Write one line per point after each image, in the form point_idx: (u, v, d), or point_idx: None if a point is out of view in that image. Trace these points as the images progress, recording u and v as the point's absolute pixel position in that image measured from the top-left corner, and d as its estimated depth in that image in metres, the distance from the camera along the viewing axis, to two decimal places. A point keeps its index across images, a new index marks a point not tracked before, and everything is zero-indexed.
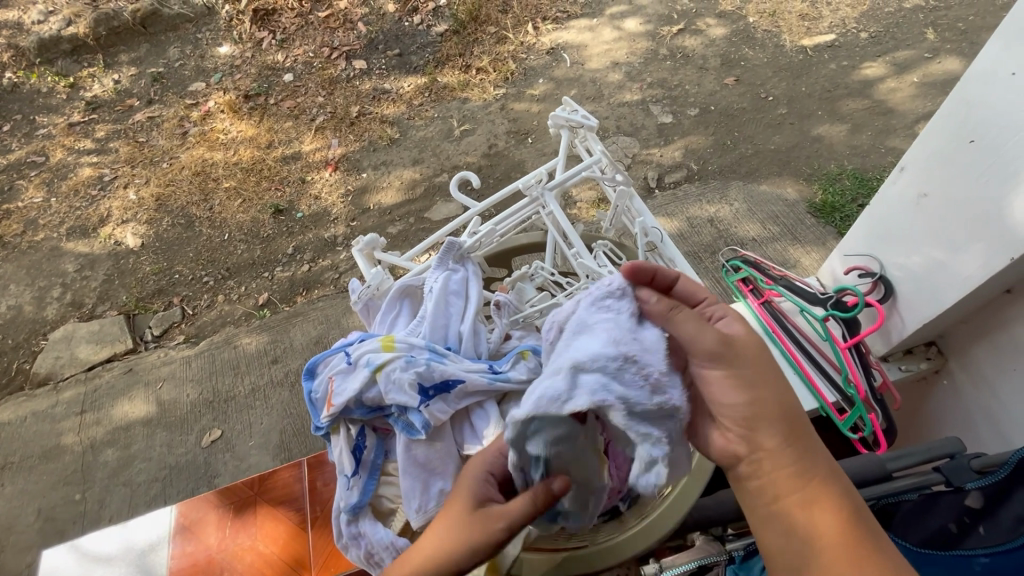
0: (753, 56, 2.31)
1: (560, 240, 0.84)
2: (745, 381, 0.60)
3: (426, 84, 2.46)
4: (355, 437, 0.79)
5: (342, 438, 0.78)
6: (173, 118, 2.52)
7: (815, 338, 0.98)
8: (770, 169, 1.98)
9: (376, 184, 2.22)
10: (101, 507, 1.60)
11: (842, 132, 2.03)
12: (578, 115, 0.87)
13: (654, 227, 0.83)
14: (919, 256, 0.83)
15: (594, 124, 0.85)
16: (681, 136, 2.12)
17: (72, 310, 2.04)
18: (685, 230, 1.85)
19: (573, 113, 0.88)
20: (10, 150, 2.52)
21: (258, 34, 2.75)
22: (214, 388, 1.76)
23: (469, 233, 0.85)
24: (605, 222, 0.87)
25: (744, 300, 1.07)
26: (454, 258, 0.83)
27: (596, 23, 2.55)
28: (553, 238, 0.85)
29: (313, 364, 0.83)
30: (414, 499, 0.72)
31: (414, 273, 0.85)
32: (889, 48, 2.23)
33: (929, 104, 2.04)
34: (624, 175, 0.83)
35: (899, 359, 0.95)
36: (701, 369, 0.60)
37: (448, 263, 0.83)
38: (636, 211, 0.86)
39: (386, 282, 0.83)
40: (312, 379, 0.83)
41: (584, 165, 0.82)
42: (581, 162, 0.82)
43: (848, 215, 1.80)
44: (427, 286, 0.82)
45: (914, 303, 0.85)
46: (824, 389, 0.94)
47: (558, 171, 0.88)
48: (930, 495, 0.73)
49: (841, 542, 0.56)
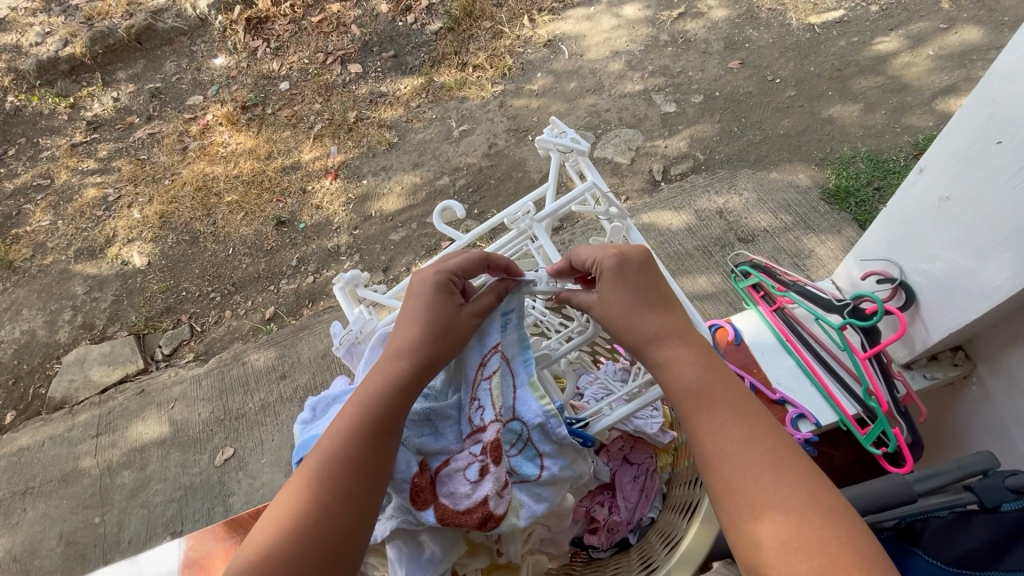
0: (758, 37, 2.22)
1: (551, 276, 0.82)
2: (692, 379, 0.64)
3: (423, 85, 2.42)
4: None
5: None
6: (172, 133, 2.52)
7: (832, 346, 0.93)
8: (780, 155, 1.90)
9: (377, 191, 2.19)
10: (120, 529, 1.62)
11: (854, 113, 1.94)
12: (566, 137, 0.82)
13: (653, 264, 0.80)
14: (942, 261, 0.78)
15: (585, 148, 0.80)
16: (686, 126, 2.05)
17: (84, 332, 2.05)
18: (693, 223, 1.79)
19: (561, 135, 0.83)
20: (16, 173, 2.54)
21: (252, 43, 2.73)
22: (225, 406, 1.76)
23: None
24: None
25: (756, 307, 1.02)
26: None
27: (593, 11, 2.48)
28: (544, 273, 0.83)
29: (314, 402, 0.84)
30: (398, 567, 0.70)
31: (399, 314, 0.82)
32: (901, 20, 2.13)
33: (946, 78, 1.94)
34: (619, 207, 0.77)
35: (925, 366, 0.89)
36: (631, 330, 0.67)
37: None
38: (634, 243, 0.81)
39: (370, 323, 0.81)
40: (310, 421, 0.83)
41: (574, 195, 0.77)
42: (572, 193, 0.76)
43: (864, 200, 1.73)
44: None
45: (938, 311, 0.80)
46: (843, 401, 0.90)
47: (546, 197, 0.83)
48: (963, 512, 0.68)
49: (797, 491, 0.56)
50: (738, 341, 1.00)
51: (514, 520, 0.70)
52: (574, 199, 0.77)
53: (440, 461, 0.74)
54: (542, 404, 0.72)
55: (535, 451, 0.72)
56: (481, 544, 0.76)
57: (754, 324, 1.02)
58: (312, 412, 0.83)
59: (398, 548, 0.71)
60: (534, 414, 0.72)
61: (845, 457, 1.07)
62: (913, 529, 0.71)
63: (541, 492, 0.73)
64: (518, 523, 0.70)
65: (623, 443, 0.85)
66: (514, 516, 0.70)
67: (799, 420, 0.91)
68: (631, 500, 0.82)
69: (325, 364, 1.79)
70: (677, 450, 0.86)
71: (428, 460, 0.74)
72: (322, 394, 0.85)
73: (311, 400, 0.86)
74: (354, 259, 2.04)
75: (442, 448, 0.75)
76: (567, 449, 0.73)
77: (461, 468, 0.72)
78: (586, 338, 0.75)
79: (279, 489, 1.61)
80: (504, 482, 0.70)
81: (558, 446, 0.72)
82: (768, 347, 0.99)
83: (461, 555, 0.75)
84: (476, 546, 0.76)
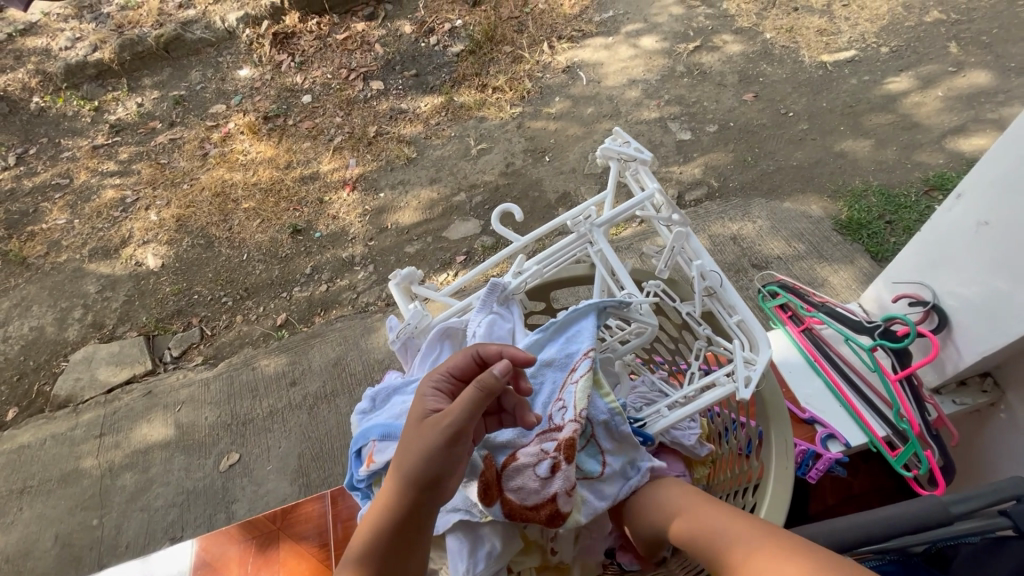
0: (771, 72, 2.29)
1: (608, 279, 0.81)
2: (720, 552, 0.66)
3: (443, 104, 2.47)
4: None
5: None
6: (193, 140, 2.56)
7: (861, 366, 0.95)
8: (793, 185, 1.94)
9: (394, 204, 2.21)
10: (118, 533, 1.58)
11: (866, 147, 1.99)
12: (630, 147, 0.84)
13: (713, 270, 0.75)
14: (976, 285, 0.80)
15: (648, 158, 0.83)
16: (700, 153, 2.09)
17: (93, 331, 2.05)
18: (708, 248, 1.81)
19: (624, 145, 0.85)
20: (36, 172, 2.57)
21: (277, 56, 2.80)
22: (232, 411, 1.75)
23: (513, 271, 0.83)
24: (658, 260, 0.79)
25: (784, 326, 1.04)
26: (497, 301, 0.81)
27: (612, 41, 2.55)
28: (601, 276, 0.82)
29: (375, 393, 0.83)
30: (460, 560, 0.71)
31: (457, 312, 0.84)
32: (911, 62, 2.20)
33: (955, 118, 2.00)
34: (681, 215, 0.78)
35: (953, 392, 0.90)
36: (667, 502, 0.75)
37: (492, 306, 0.81)
38: (693, 251, 0.79)
39: (426, 319, 0.81)
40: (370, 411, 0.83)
41: (637, 202, 0.78)
42: (635, 199, 0.79)
43: (876, 232, 1.76)
44: (470, 329, 0.80)
45: (971, 335, 0.82)
46: (874, 424, 0.90)
47: (605, 204, 0.85)
48: (995, 539, 0.68)
49: None
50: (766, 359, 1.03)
51: (577, 516, 0.71)
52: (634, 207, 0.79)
53: (505, 456, 0.74)
54: (608, 402, 0.73)
55: (598, 448, 0.73)
56: (536, 542, 0.76)
57: (784, 345, 1.04)
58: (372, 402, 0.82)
59: (459, 540, 0.72)
60: (601, 412, 0.73)
61: (864, 485, 1.07)
62: (944, 555, 0.73)
63: (602, 488, 0.74)
64: (581, 519, 0.71)
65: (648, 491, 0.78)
66: (576, 512, 0.71)
67: (829, 440, 0.92)
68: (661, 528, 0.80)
69: (336, 373, 1.78)
70: (713, 461, 0.86)
71: (494, 454, 0.75)
72: (381, 385, 0.84)
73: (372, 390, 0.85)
74: (368, 269, 2.05)
75: (510, 441, 0.75)
76: (626, 445, 0.75)
77: (529, 465, 0.72)
78: (642, 342, 0.75)
79: (284, 497, 1.58)
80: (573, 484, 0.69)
81: (619, 443, 0.74)
82: (796, 366, 1.01)
83: (516, 553, 0.75)
84: (530, 544, 0.76)
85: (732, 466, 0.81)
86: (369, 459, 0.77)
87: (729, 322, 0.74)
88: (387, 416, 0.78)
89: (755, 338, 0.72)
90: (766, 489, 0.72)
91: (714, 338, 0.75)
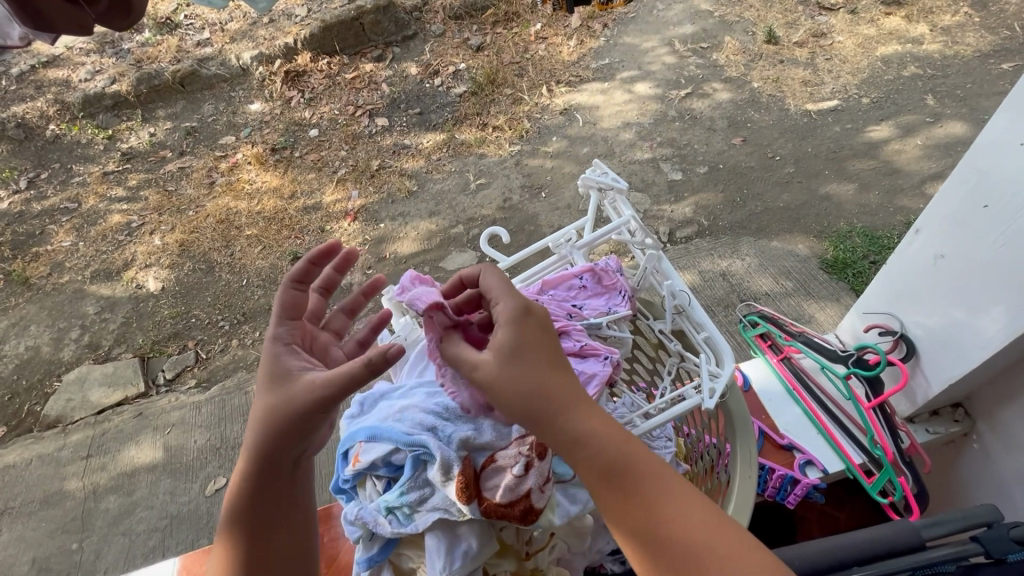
0: (759, 118, 2.40)
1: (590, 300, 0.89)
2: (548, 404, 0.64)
3: (445, 141, 2.57)
4: (381, 491, 0.78)
5: (369, 491, 0.78)
6: (202, 168, 2.65)
7: (838, 396, 0.99)
8: (780, 226, 2.01)
9: (394, 235, 2.27)
10: (97, 558, 1.55)
11: (850, 190, 2.07)
12: (608, 176, 0.89)
13: (682, 290, 0.83)
14: (938, 315, 0.84)
15: (624, 187, 0.88)
16: (691, 193, 2.17)
17: (88, 352, 2.06)
18: (697, 283, 1.86)
19: (603, 175, 0.90)
20: (45, 196, 2.64)
21: (287, 92, 2.92)
22: (222, 434, 1.74)
23: None
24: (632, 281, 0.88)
25: (763, 355, 1.08)
26: None
27: (607, 86, 2.68)
28: None
29: (365, 398, 0.86)
30: (439, 558, 0.71)
31: None
32: (891, 112, 2.31)
33: (935, 165, 2.09)
34: (654, 239, 0.85)
35: (927, 421, 0.93)
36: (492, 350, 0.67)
37: None
38: (664, 272, 0.86)
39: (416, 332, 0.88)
40: (359, 415, 0.85)
41: (612, 226, 0.85)
42: (611, 224, 0.85)
43: (861, 271, 1.80)
44: None
45: (938, 363, 0.86)
46: (850, 450, 0.94)
47: (586, 229, 0.91)
48: (968, 567, 0.68)
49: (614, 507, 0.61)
50: (746, 386, 1.06)
51: (550, 517, 0.73)
52: (611, 231, 0.85)
53: (485, 457, 0.76)
54: None
55: None
56: (512, 545, 0.76)
57: (761, 372, 1.08)
58: (361, 407, 0.85)
59: (437, 537, 0.72)
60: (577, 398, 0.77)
61: (850, 520, 1.07)
62: None
63: (576, 494, 0.76)
64: (555, 519, 0.73)
65: (573, 274, 0.87)
66: (550, 513, 0.73)
67: (807, 466, 0.96)
68: (582, 341, 0.79)
69: None
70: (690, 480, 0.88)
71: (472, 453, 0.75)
72: (369, 391, 0.87)
73: (362, 396, 0.87)
74: None
75: (488, 442, 0.76)
76: None
77: (506, 466, 0.73)
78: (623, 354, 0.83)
79: None
80: (546, 478, 0.72)
81: None
82: (776, 395, 1.04)
83: (492, 555, 0.75)
84: (506, 547, 0.76)
85: (704, 482, 0.85)
86: (355, 458, 0.79)
87: (697, 338, 0.80)
88: (375, 419, 0.79)
89: (721, 352, 0.78)
90: (731, 501, 0.77)
91: (684, 352, 0.82)
